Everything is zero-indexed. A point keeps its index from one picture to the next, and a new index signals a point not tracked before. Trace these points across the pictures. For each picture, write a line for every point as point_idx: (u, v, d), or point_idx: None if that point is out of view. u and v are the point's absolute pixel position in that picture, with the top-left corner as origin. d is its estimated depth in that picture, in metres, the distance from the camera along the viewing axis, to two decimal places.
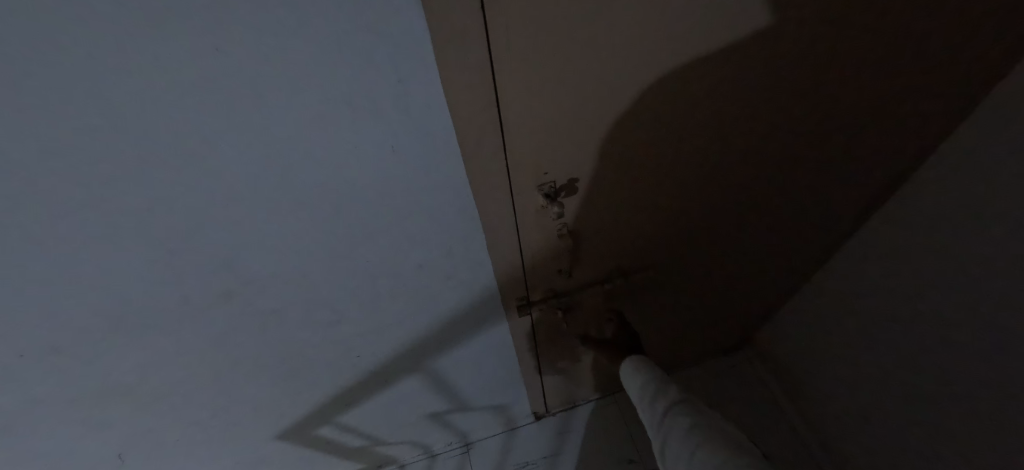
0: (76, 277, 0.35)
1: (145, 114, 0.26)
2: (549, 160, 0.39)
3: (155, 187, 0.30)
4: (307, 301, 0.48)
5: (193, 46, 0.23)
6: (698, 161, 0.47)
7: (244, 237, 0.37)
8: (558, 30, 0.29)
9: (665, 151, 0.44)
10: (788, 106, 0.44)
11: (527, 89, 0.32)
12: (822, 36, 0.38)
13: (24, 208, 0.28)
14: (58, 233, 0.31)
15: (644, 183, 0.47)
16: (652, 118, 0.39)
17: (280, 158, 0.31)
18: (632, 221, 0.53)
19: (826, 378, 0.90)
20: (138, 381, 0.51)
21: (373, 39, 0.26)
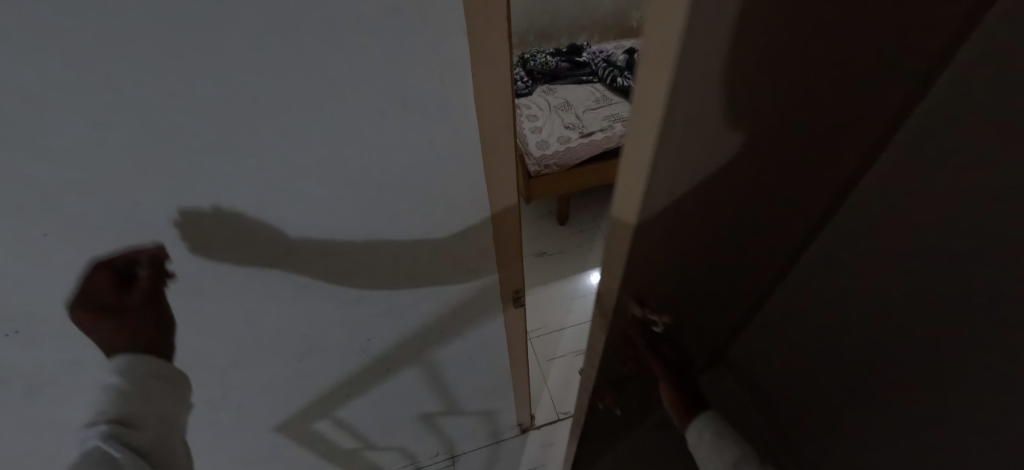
0: (182, 234, 0.47)
1: (269, 112, 0.39)
2: (664, 236, 0.39)
3: (252, 168, 0.43)
4: (339, 275, 0.60)
5: (322, 64, 0.37)
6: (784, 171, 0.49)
7: (299, 214, 0.49)
8: (697, 132, 0.29)
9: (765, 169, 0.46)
10: (872, 120, 0.43)
11: (659, 177, 0.30)
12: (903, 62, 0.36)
13: (165, 176, 0.41)
14: (180, 199, 0.43)
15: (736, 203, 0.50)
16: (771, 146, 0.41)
17: (348, 151, 0.45)
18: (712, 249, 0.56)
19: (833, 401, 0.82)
20: (192, 343, 0.62)
21: (431, 57, 0.40)
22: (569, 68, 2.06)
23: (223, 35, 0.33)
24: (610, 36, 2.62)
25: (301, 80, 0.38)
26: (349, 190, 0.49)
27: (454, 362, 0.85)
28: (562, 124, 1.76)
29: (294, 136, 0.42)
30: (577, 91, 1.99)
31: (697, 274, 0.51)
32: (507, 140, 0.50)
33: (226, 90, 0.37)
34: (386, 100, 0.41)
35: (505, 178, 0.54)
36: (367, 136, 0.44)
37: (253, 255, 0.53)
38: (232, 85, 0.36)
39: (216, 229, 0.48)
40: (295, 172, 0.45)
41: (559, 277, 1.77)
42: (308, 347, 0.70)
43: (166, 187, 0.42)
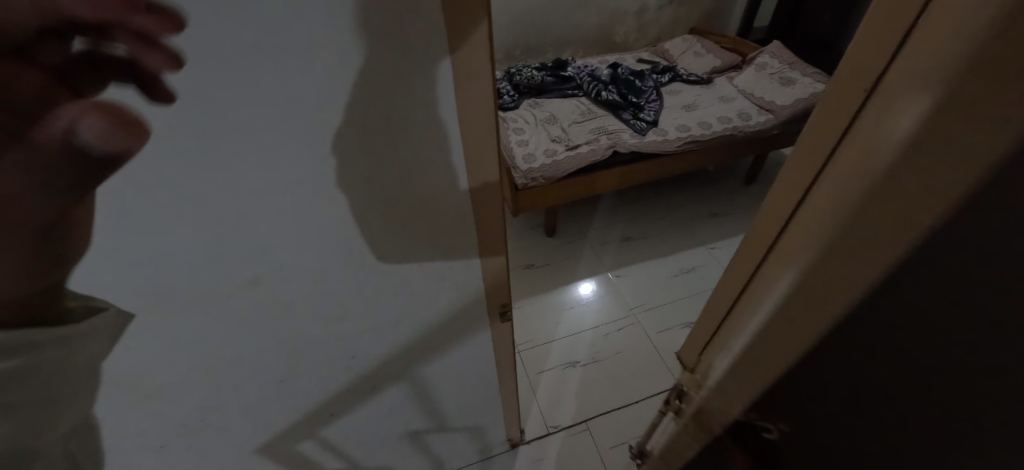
0: (160, 252, 0.46)
1: (251, 129, 0.39)
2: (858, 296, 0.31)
3: (234, 183, 0.43)
4: (322, 291, 0.59)
5: (305, 82, 0.37)
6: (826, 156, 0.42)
7: (282, 228, 0.49)
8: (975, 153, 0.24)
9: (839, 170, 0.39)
10: None
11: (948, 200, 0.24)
12: None
13: (143, 194, 0.40)
14: (159, 216, 0.43)
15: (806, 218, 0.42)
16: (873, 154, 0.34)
17: (332, 165, 0.45)
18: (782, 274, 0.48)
19: None
20: (168, 365, 0.60)
21: (415, 75, 0.40)
22: (554, 82, 2.10)
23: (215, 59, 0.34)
24: (593, 51, 2.67)
25: (289, 101, 0.38)
26: (333, 209, 0.49)
27: (441, 378, 0.85)
28: (548, 137, 1.78)
29: (278, 156, 0.42)
30: (562, 104, 2.02)
31: None
32: (492, 155, 0.50)
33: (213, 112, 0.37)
34: (370, 116, 0.42)
35: (489, 191, 0.54)
36: (352, 155, 0.44)
37: (237, 274, 0.52)
38: (221, 107, 0.36)
39: (196, 245, 0.47)
40: (282, 190, 0.45)
41: (547, 289, 1.77)
42: (291, 365, 0.68)
43: (149, 207, 0.42)
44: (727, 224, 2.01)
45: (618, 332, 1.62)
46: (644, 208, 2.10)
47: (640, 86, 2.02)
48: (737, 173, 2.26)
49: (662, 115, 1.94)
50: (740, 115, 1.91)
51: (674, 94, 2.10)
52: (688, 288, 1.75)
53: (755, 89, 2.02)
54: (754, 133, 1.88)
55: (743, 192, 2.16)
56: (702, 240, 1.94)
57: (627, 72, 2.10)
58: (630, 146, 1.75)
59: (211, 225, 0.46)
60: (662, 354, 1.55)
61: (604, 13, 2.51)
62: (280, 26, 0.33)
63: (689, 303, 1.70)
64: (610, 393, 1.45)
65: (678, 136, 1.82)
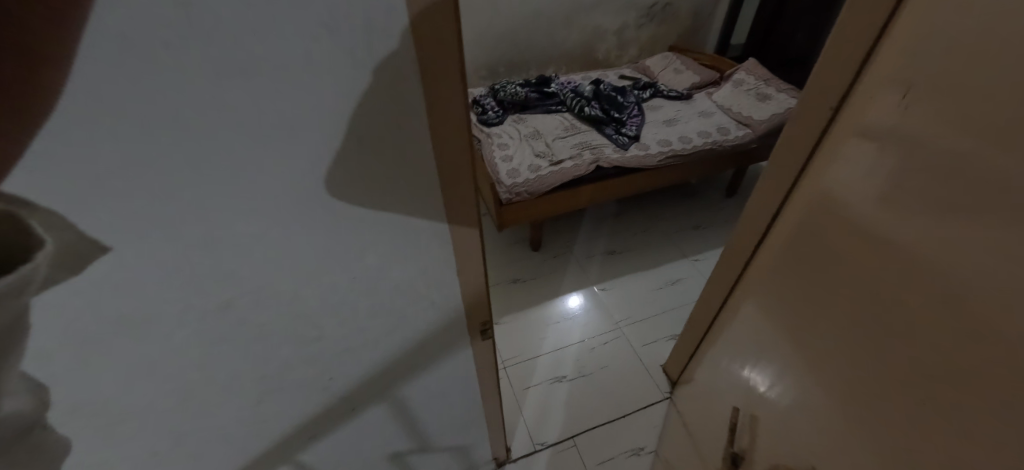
0: (121, 276, 0.45)
1: (218, 153, 0.39)
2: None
3: (199, 205, 0.42)
4: (296, 313, 0.58)
5: (274, 108, 0.38)
6: (872, 255, 0.60)
7: (251, 250, 0.49)
8: None
9: (891, 268, 0.57)
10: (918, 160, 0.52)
11: None
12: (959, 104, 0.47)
13: (101, 217, 0.40)
14: (118, 239, 0.42)
15: (875, 295, 0.60)
16: (931, 265, 0.51)
17: (302, 187, 0.45)
18: (849, 335, 0.65)
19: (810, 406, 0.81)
20: (133, 393, 0.58)
21: (383, 100, 0.41)
22: (538, 98, 2.13)
23: (186, 87, 0.34)
24: (576, 68, 2.72)
25: (261, 127, 0.39)
26: (306, 231, 0.50)
27: (422, 398, 0.84)
28: (532, 153, 1.80)
29: (249, 179, 0.42)
30: (546, 120, 2.05)
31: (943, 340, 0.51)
32: (465, 175, 0.51)
33: (183, 137, 0.37)
34: (340, 140, 0.42)
35: (464, 210, 0.55)
36: (324, 177, 0.45)
37: (208, 298, 0.51)
38: (191, 132, 0.37)
39: (161, 269, 0.46)
40: (254, 213, 0.45)
41: (533, 303, 1.77)
42: (265, 389, 0.67)
43: (115, 231, 0.41)
44: (709, 236, 2.04)
45: (603, 346, 1.62)
46: (628, 221, 2.12)
47: (622, 102, 2.07)
48: (719, 186, 2.31)
49: (644, 130, 1.98)
50: (719, 130, 1.95)
51: (655, 109, 2.15)
52: (672, 300, 1.77)
53: (733, 105, 2.07)
54: (733, 147, 1.93)
55: (724, 205, 2.20)
56: (685, 252, 1.97)
57: (609, 89, 2.15)
58: (613, 160, 1.77)
59: (181, 248, 0.45)
60: (648, 366, 1.55)
61: (586, 31, 2.57)
62: (252, 56, 0.34)
63: (673, 315, 1.72)
64: (597, 407, 1.45)
65: (659, 150, 1.85)
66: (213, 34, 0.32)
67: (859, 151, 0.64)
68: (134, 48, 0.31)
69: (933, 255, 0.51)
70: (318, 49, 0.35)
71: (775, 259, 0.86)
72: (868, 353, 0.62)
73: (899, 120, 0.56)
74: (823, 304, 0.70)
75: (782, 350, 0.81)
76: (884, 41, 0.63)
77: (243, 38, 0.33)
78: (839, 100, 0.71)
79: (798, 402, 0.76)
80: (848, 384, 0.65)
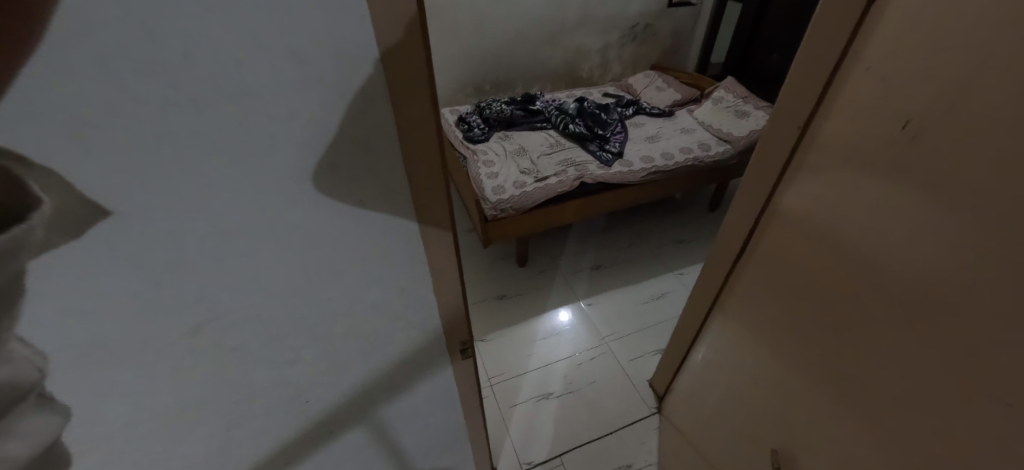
0: (84, 300, 0.44)
1: (185, 176, 0.39)
2: None
3: (167, 228, 0.42)
4: (270, 335, 0.57)
5: (243, 132, 0.38)
6: (864, 258, 0.67)
7: (221, 272, 0.48)
8: None
9: (885, 269, 0.64)
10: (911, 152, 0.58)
11: None
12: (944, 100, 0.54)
13: (63, 241, 0.39)
14: (81, 262, 0.41)
15: (872, 294, 0.67)
16: (926, 264, 0.59)
17: (273, 208, 0.45)
18: (849, 329, 0.72)
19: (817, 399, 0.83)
20: (95, 423, 0.55)
21: (354, 124, 0.42)
22: (523, 115, 2.16)
23: (155, 110, 0.35)
24: (561, 86, 2.78)
25: (231, 150, 0.39)
26: (278, 253, 0.49)
27: (402, 420, 0.82)
28: (517, 169, 1.82)
29: (218, 200, 0.42)
30: (531, 137, 2.07)
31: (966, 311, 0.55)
32: (439, 197, 0.52)
33: (150, 160, 0.37)
34: (311, 163, 0.43)
35: (439, 230, 0.56)
36: (295, 199, 0.45)
37: (177, 321, 0.50)
38: (158, 156, 0.37)
39: (127, 292, 0.46)
40: (224, 235, 0.45)
41: (520, 320, 1.77)
42: (238, 414, 0.65)
43: (80, 255, 0.41)
44: (693, 250, 2.07)
45: (590, 361, 1.61)
46: (614, 236, 2.14)
47: (606, 119, 2.11)
48: (701, 201, 2.35)
49: (627, 146, 2.02)
50: (700, 146, 2.00)
51: (638, 126, 2.19)
52: (658, 315, 1.78)
53: (714, 122, 2.13)
54: (714, 163, 1.97)
55: (708, 219, 2.23)
56: (670, 267, 1.98)
57: (593, 106, 2.19)
58: (597, 176, 1.80)
59: (148, 271, 0.45)
60: (634, 382, 1.55)
61: (569, 50, 2.63)
62: (221, 81, 0.35)
63: (659, 329, 1.72)
64: (584, 424, 1.43)
65: (642, 166, 1.89)
66: (182, 60, 0.33)
67: (840, 152, 0.69)
68: (102, 73, 0.32)
69: (927, 256, 0.58)
70: (288, 74, 0.36)
71: (764, 267, 0.90)
72: (873, 346, 0.69)
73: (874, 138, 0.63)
74: (818, 305, 0.78)
75: (786, 349, 0.88)
76: (846, 66, 0.67)
77: (213, 64, 0.34)
78: (807, 119, 0.75)
79: (817, 394, 0.82)
80: (861, 376, 0.72)
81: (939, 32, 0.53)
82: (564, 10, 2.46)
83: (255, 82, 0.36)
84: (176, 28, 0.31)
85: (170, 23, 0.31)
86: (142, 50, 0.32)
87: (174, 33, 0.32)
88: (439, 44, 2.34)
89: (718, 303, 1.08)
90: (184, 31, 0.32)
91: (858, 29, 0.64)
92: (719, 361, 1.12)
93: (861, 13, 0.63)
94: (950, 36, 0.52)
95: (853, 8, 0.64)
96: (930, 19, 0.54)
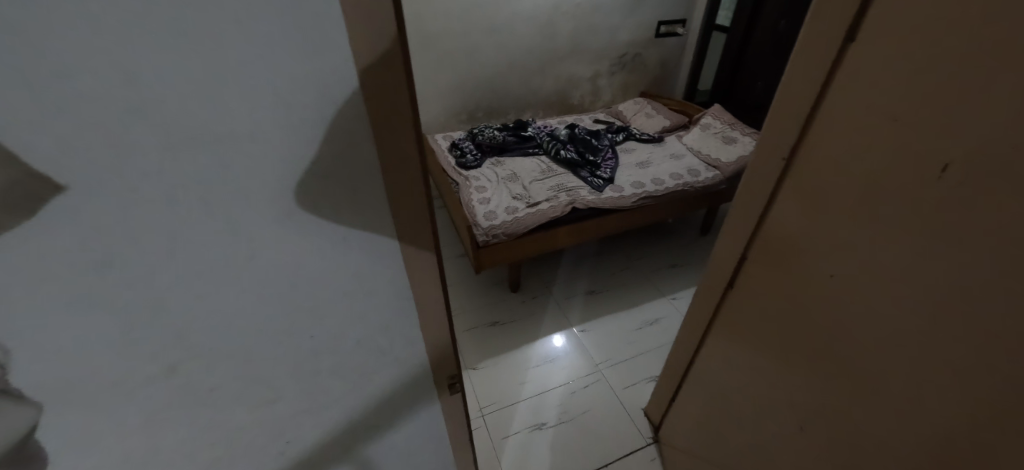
0: (57, 340, 0.43)
1: (169, 215, 0.40)
2: None
3: (148, 266, 0.42)
4: (251, 374, 0.56)
5: (230, 172, 0.39)
6: (842, 276, 0.67)
7: (203, 311, 0.48)
8: None
9: (878, 305, 0.63)
10: (885, 159, 0.58)
11: None
12: (909, 108, 0.54)
13: (42, 278, 0.39)
14: (57, 301, 0.41)
15: (866, 327, 0.66)
16: (920, 304, 0.58)
17: (257, 247, 0.45)
18: (844, 362, 0.71)
19: (811, 409, 0.81)
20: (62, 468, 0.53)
21: (340, 164, 0.42)
22: (516, 142, 2.19)
23: (140, 150, 0.35)
24: (552, 113, 2.83)
25: (214, 183, 0.39)
26: (260, 288, 0.49)
27: (387, 458, 0.79)
28: (509, 195, 1.83)
29: (199, 235, 0.42)
30: (524, 163, 2.10)
31: (950, 306, 0.54)
32: (426, 234, 0.52)
33: (131, 192, 0.37)
34: (296, 201, 0.43)
35: (426, 265, 0.56)
36: (277, 232, 0.45)
37: (152, 360, 0.49)
38: (140, 188, 0.37)
39: (104, 331, 0.45)
40: (204, 270, 0.45)
41: (513, 347, 1.74)
42: (216, 455, 0.63)
43: (54, 290, 0.40)
44: (686, 275, 2.07)
45: (584, 390, 1.58)
46: (607, 261, 2.14)
47: (597, 145, 2.14)
48: (693, 226, 2.37)
49: (618, 172, 2.04)
50: (690, 172, 2.03)
51: (629, 153, 2.23)
52: (652, 341, 1.76)
53: (703, 148, 2.17)
54: (704, 188, 2.00)
55: (699, 244, 2.25)
56: (664, 292, 1.98)
57: (584, 132, 2.23)
58: (588, 202, 1.81)
59: (124, 308, 0.44)
60: (629, 410, 1.52)
61: (560, 78, 2.69)
62: (209, 119, 0.36)
63: (653, 355, 1.70)
64: (579, 455, 1.39)
65: (633, 192, 1.90)
66: (168, 95, 0.34)
67: (814, 165, 0.70)
68: (97, 112, 0.33)
69: (921, 295, 0.57)
70: (272, 108, 0.37)
71: (754, 294, 0.88)
72: (868, 381, 0.68)
73: (861, 173, 0.62)
74: (811, 335, 0.76)
75: (780, 375, 0.87)
76: (825, 100, 0.66)
77: (199, 98, 0.35)
78: (790, 150, 0.73)
79: (816, 407, 0.80)
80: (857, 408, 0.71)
81: (927, 75, 0.52)
82: (554, 40, 2.53)
83: (239, 116, 0.36)
84: (163, 64, 0.32)
85: (157, 60, 0.32)
86: (128, 84, 0.32)
87: (160, 68, 0.32)
88: (432, 73, 2.39)
89: (713, 326, 1.06)
90: (171, 67, 0.33)
91: (836, 65, 0.63)
92: (713, 386, 1.10)
93: (839, 50, 0.62)
94: (905, 56, 0.54)
95: (830, 45, 0.63)
96: (916, 62, 0.53)
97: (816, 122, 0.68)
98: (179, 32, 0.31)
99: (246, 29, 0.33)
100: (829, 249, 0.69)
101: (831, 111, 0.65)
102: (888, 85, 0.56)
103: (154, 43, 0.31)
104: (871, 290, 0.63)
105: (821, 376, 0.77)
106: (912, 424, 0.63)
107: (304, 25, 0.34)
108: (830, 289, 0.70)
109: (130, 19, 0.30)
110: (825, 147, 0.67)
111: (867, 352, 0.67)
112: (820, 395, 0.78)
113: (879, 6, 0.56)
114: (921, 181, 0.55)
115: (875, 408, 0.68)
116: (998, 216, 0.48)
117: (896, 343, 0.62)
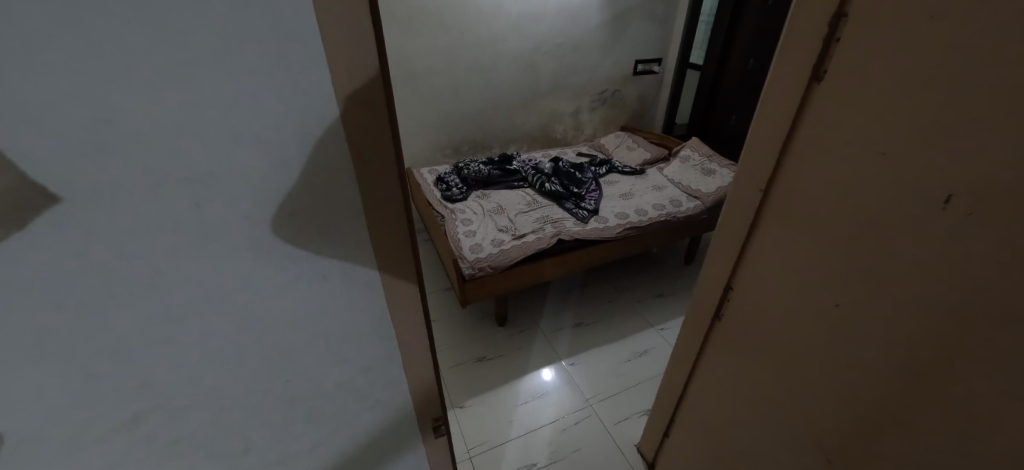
0: (11, 392, 0.40)
1: (143, 259, 0.38)
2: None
3: (116, 312, 0.40)
4: (222, 423, 0.53)
5: (208, 214, 0.39)
6: (832, 298, 0.68)
7: (173, 358, 0.45)
8: None
9: (869, 329, 0.64)
10: (864, 184, 0.61)
11: None
12: (883, 136, 0.57)
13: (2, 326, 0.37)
14: (14, 350, 0.38)
15: (858, 353, 0.66)
16: (910, 324, 0.58)
17: (232, 289, 0.44)
18: (838, 389, 0.71)
19: (805, 435, 0.79)
20: None
21: (321, 204, 0.42)
22: (500, 175, 2.22)
23: (117, 194, 0.35)
24: (536, 146, 2.89)
25: (189, 221, 0.38)
26: (232, 329, 0.46)
27: None
28: (495, 227, 1.83)
29: (170, 272, 0.40)
30: (509, 195, 2.12)
31: (938, 324, 0.55)
32: (409, 272, 0.51)
33: (100, 228, 0.36)
34: (275, 242, 0.43)
35: (409, 304, 0.54)
36: (254, 273, 0.44)
37: (114, 410, 0.46)
38: (109, 227, 0.36)
39: (61, 382, 0.42)
40: (172, 310, 0.42)
41: (500, 383, 1.69)
42: None
43: (17, 338, 0.38)
44: (672, 304, 2.07)
45: (575, 426, 1.53)
46: (594, 293, 2.14)
47: (581, 178, 2.19)
48: (677, 256, 2.40)
49: (602, 204, 2.08)
50: (672, 202, 2.07)
51: (612, 185, 2.27)
52: (641, 373, 1.73)
53: (684, 179, 2.23)
54: (686, 218, 2.04)
55: (684, 273, 2.27)
56: (651, 322, 1.97)
57: (568, 165, 2.27)
58: (574, 233, 1.82)
59: (84, 353, 0.41)
60: (621, 446, 1.47)
61: (544, 114, 2.77)
62: (190, 162, 0.36)
63: (643, 388, 1.67)
64: None
65: (618, 223, 1.93)
66: (144, 125, 0.33)
67: (793, 193, 0.72)
68: (74, 157, 0.32)
69: (906, 313, 0.59)
70: (252, 145, 0.36)
71: (742, 322, 0.88)
72: (863, 408, 0.67)
73: (842, 200, 0.64)
74: (805, 363, 0.76)
75: (773, 403, 0.85)
76: (799, 135, 0.69)
77: (173, 131, 0.34)
78: (768, 183, 0.76)
79: (809, 434, 0.79)
80: (853, 437, 0.70)
81: (899, 107, 0.55)
82: (537, 78, 2.62)
83: (218, 153, 0.36)
84: (145, 108, 0.32)
85: (133, 87, 0.31)
86: (100, 111, 0.32)
87: (135, 100, 0.32)
88: (418, 109, 2.44)
89: (702, 356, 1.04)
90: (146, 93, 0.32)
91: (806, 101, 0.67)
92: (706, 420, 1.08)
93: (806, 89, 0.66)
94: (873, 89, 0.57)
95: (799, 83, 0.67)
96: (889, 94, 0.56)
97: (792, 152, 0.71)
98: (163, 75, 0.32)
99: (225, 63, 0.33)
100: (816, 271, 0.70)
101: (805, 141, 0.68)
102: (861, 115, 0.60)
103: (139, 90, 0.32)
104: (861, 311, 0.64)
105: (813, 399, 0.76)
106: (905, 448, 0.63)
107: (284, 59, 0.34)
108: (819, 312, 0.71)
109: (112, 59, 0.30)
110: (802, 175, 0.69)
111: (858, 375, 0.67)
112: (813, 421, 0.77)
113: (844, 46, 0.60)
114: (899, 206, 0.57)
115: (868, 431, 0.67)
116: (978, 234, 0.50)
117: (887, 364, 0.62)
